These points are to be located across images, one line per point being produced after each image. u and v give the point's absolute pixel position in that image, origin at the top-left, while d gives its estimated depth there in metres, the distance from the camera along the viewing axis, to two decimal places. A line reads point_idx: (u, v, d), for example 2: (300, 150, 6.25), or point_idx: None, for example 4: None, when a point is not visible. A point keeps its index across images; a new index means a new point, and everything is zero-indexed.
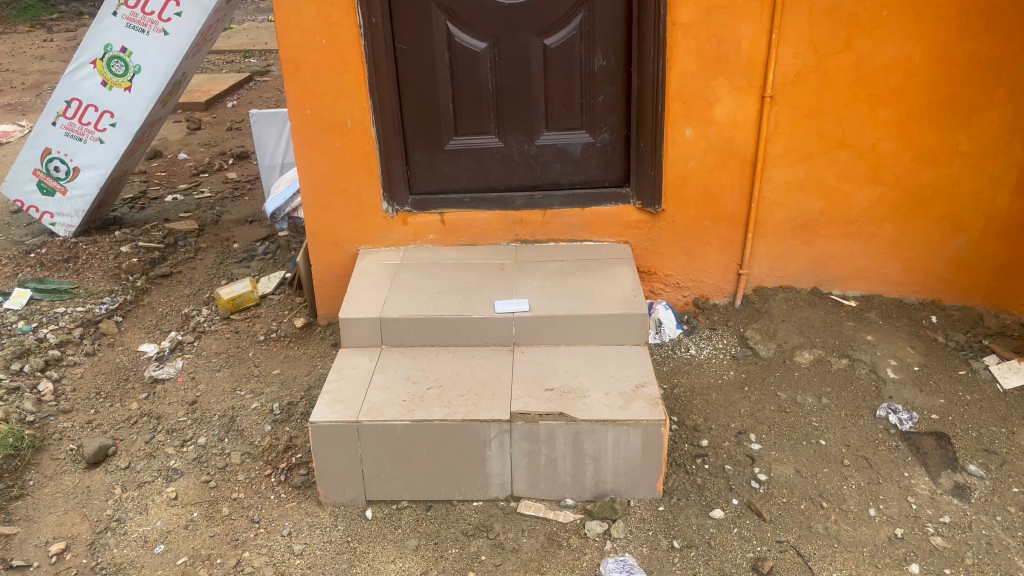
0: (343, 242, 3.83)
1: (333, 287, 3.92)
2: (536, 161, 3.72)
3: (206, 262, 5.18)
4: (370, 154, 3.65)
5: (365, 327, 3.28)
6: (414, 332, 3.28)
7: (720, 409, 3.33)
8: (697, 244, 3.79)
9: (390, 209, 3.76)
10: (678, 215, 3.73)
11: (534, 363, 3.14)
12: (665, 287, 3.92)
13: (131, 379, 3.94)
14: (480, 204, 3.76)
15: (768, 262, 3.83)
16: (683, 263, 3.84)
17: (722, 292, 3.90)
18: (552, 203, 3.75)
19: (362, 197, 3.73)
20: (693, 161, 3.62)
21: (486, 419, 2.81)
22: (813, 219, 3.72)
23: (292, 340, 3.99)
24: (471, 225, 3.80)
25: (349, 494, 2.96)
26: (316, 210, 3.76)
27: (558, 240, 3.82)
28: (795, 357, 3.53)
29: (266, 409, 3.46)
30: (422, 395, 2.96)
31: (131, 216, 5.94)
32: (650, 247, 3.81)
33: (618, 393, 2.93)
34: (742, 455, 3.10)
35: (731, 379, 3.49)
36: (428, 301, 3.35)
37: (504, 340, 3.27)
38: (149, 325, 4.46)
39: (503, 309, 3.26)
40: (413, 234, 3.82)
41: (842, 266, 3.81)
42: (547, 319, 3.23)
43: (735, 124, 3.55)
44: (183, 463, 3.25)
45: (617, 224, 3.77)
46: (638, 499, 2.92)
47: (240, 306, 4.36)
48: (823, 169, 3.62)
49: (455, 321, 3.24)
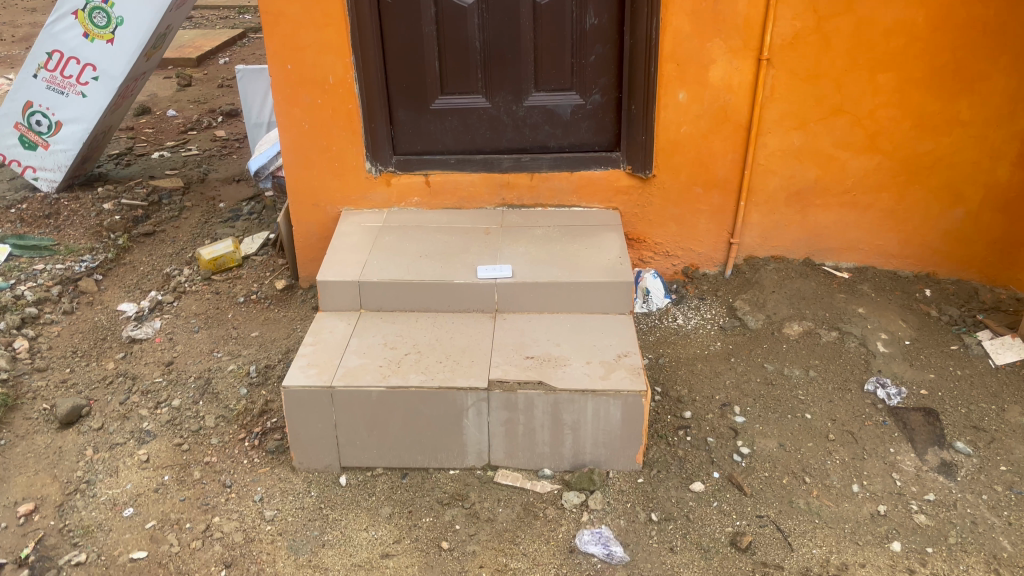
0: (325, 202, 3.73)
1: (314, 249, 3.83)
2: (524, 122, 3.61)
3: (190, 221, 5.09)
4: (353, 112, 3.54)
5: (344, 291, 3.19)
6: (394, 296, 3.19)
7: (705, 380, 3.26)
8: (688, 212, 3.70)
9: (373, 169, 3.66)
10: (669, 181, 3.63)
11: (514, 331, 3.07)
12: (654, 256, 3.82)
13: (109, 339, 3.87)
14: (465, 166, 3.66)
15: (760, 232, 3.73)
16: (673, 231, 3.74)
17: (713, 262, 3.80)
18: (540, 166, 3.65)
19: (344, 156, 3.63)
20: (686, 126, 3.52)
21: (463, 387, 2.75)
22: (807, 187, 3.62)
23: (273, 302, 3.85)
24: (457, 188, 3.70)
25: (323, 459, 2.90)
26: (298, 169, 3.66)
27: (545, 205, 3.73)
28: (784, 329, 3.45)
29: (243, 371, 3.37)
30: (399, 361, 2.90)
31: (116, 172, 5.83)
32: (640, 214, 3.71)
33: (599, 362, 2.87)
34: (725, 428, 3.03)
35: (718, 350, 3.41)
36: (409, 265, 3.27)
37: (486, 307, 3.19)
38: (129, 285, 4.38)
39: (485, 275, 3.17)
40: (396, 195, 3.72)
41: (837, 237, 3.72)
42: (530, 286, 3.15)
43: (730, 87, 3.44)
44: (156, 424, 3.18)
45: (606, 189, 3.67)
46: (618, 470, 2.86)
47: (222, 267, 4.28)
48: (819, 136, 3.51)
49: (435, 286, 3.16)
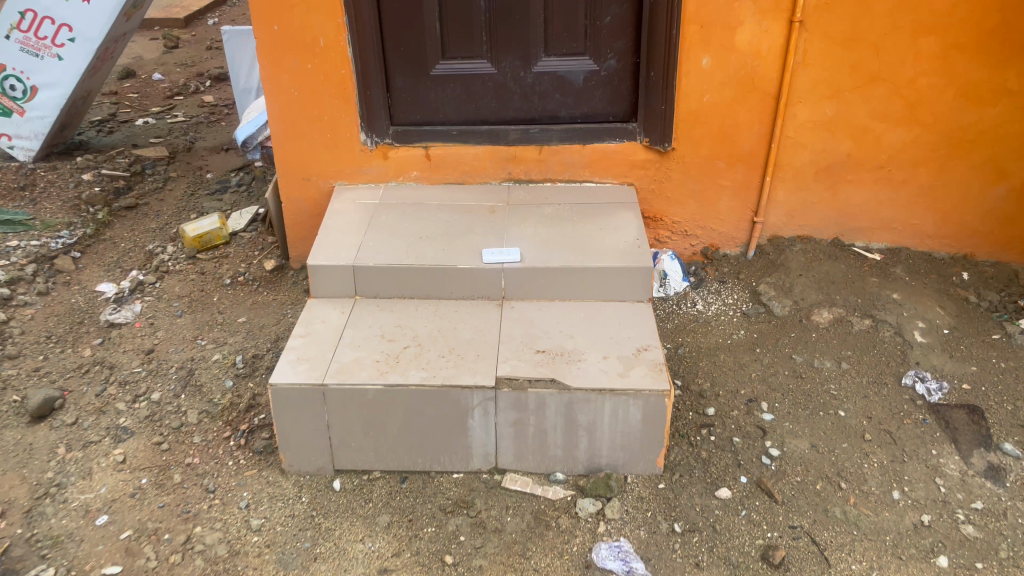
0: (317, 177, 3.45)
1: (306, 227, 3.56)
2: (533, 90, 3.32)
3: (176, 193, 4.81)
4: (346, 79, 3.25)
5: (337, 276, 2.93)
6: (392, 282, 2.93)
7: (729, 372, 3.01)
8: (709, 188, 3.43)
9: (368, 141, 3.38)
10: (689, 154, 3.35)
11: (523, 321, 2.82)
12: (671, 235, 3.55)
13: (86, 323, 3.61)
14: (469, 138, 3.37)
15: (786, 210, 3.46)
16: (692, 208, 3.47)
17: (734, 242, 3.54)
18: (550, 138, 3.36)
19: (338, 127, 3.34)
20: (709, 94, 3.23)
21: (468, 385, 2.50)
22: (839, 162, 3.34)
23: (262, 285, 3.58)
24: (459, 161, 3.42)
25: (315, 462, 2.66)
26: (287, 141, 3.38)
27: (555, 180, 3.45)
28: (813, 316, 3.20)
29: (228, 361, 3.12)
30: (398, 355, 2.64)
31: (97, 140, 5.53)
32: (657, 190, 3.44)
33: (617, 357, 2.62)
34: (752, 427, 2.79)
35: (742, 339, 3.16)
36: (408, 247, 3.01)
37: (492, 294, 2.94)
38: (109, 263, 4.11)
39: (490, 259, 2.91)
40: (394, 169, 3.44)
41: (868, 216, 3.45)
42: (540, 271, 2.89)
43: (758, 52, 3.14)
44: (134, 420, 2.93)
45: (621, 164, 3.39)
46: (636, 475, 2.62)
47: (208, 245, 4.00)
48: (854, 106, 3.22)
49: (437, 271, 2.90)
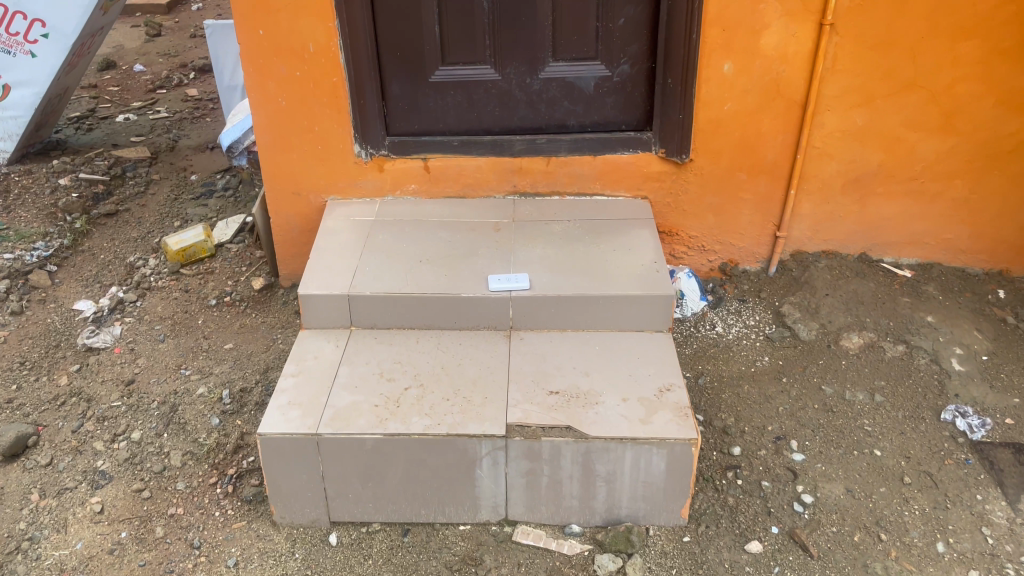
0: (307, 191, 3.21)
1: (296, 244, 3.32)
2: (539, 97, 3.08)
3: (158, 199, 4.56)
4: (338, 86, 3.00)
5: (331, 306, 2.69)
6: (390, 312, 2.70)
7: (754, 406, 2.80)
8: (729, 201, 3.20)
9: (362, 152, 3.13)
10: (708, 166, 3.12)
11: (534, 355, 2.60)
12: (687, 250, 3.32)
13: (62, 347, 3.36)
14: (471, 149, 3.13)
15: (811, 224, 3.23)
16: (711, 223, 3.24)
17: (755, 257, 3.31)
18: (558, 149, 3.12)
19: (329, 138, 3.10)
20: (731, 102, 2.99)
21: (476, 434, 2.28)
22: (868, 173, 3.11)
23: (250, 306, 3.34)
24: (461, 173, 3.18)
25: (310, 514, 2.44)
26: (274, 153, 3.13)
27: (563, 193, 3.22)
28: (842, 342, 2.98)
29: (214, 396, 2.88)
30: (398, 397, 2.42)
31: (76, 138, 5.25)
32: (673, 204, 3.21)
33: (638, 399, 2.40)
34: (782, 469, 2.58)
35: (766, 367, 2.94)
36: (408, 273, 2.78)
37: (498, 324, 2.71)
38: (88, 278, 3.86)
39: (497, 287, 2.68)
40: (390, 182, 3.19)
41: (898, 230, 3.23)
42: (551, 300, 2.66)
43: (785, 57, 2.90)
44: (113, 463, 2.70)
45: (634, 176, 3.16)
46: (658, 526, 2.42)
47: (192, 259, 3.77)
48: (886, 114, 2.99)
49: (439, 300, 2.67)
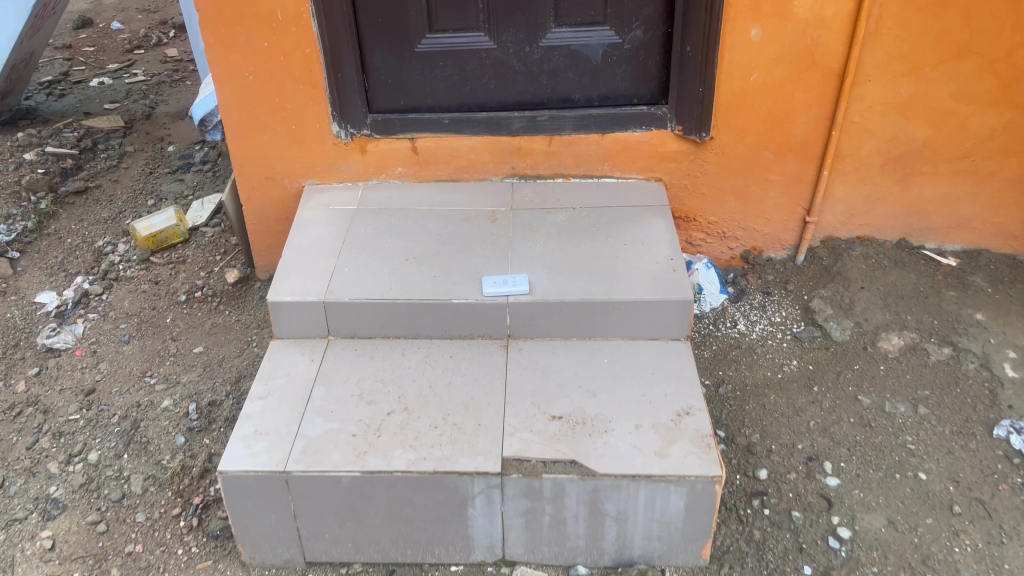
0: (282, 176, 2.87)
1: (272, 233, 2.99)
2: (540, 68, 2.72)
3: (132, 174, 4.23)
4: (312, 59, 2.64)
5: (305, 314, 2.38)
6: (372, 320, 2.39)
7: (782, 420, 2.50)
8: (753, 183, 2.85)
9: (341, 132, 2.79)
10: (731, 144, 2.77)
11: (534, 370, 2.29)
12: (706, 237, 2.99)
13: (20, 346, 3.05)
14: (464, 127, 2.79)
15: (846, 207, 2.89)
16: (733, 207, 2.90)
17: (781, 244, 2.98)
18: (561, 127, 2.78)
19: (304, 116, 2.76)
20: (758, 72, 2.63)
21: (467, 471, 1.99)
22: (912, 151, 2.76)
23: (223, 301, 3.03)
24: (453, 154, 2.84)
25: (282, 554, 2.16)
26: (243, 134, 2.79)
27: (568, 175, 2.89)
28: (880, 343, 2.67)
29: (180, 410, 2.58)
30: (380, 424, 2.13)
31: (46, 106, 4.90)
32: (690, 186, 2.87)
33: (653, 425, 2.10)
34: (816, 497, 2.29)
35: (795, 373, 2.63)
36: (392, 274, 2.46)
37: (494, 333, 2.40)
38: (52, 266, 3.55)
39: (492, 292, 2.36)
40: (374, 165, 2.86)
41: (943, 214, 2.88)
42: (553, 306, 2.35)
43: (821, 21, 2.52)
44: (66, 490, 2.42)
45: (647, 156, 2.82)
46: (676, 567, 2.14)
47: (164, 245, 3.45)
48: (935, 85, 2.62)
49: (427, 307, 2.36)
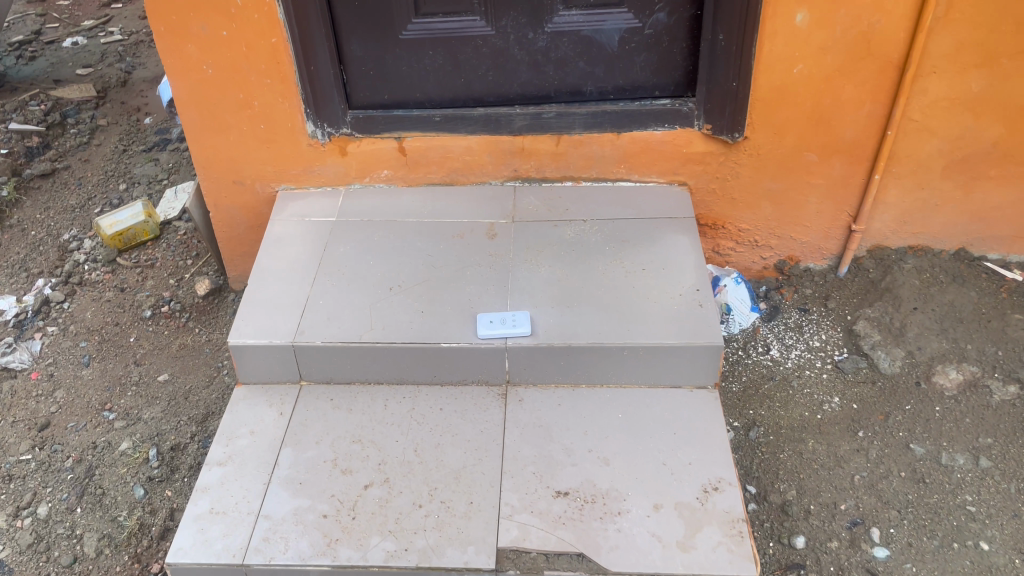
0: (252, 180, 2.53)
1: (244, 241, 2.66)
2: (546, 57, 2.33)
3: (104, 151, 3.88)
4: (279, 50, 2.27)
5: (273, 359, 2.06)
6: (350, 365, 2.07)
7: (823, 472, 2.18)
8: (792, 187, 2.48)
9: (318, 132, 2.43)
10: (767, 144, 2.39)
11: (537, 427, 1.97)
12: (735, 245, 2.63)
13: None
14: (458, 125, 2.42)
15: (898, 214, 2.51)
16: (768, 213, 2.54)
17: (821, 253, 2.62)
18: (570, 125, 2.40)
19: (274, 114, 2.39)
20: (803, 64, 2.23)
21: (455, 567, 1.69)
22: (979, 153, 2.36)
23: (192, 317, 2.72)
24: (446, 156, 2.47)
25: None
26: (206, 134, 2.43)
27: (578, 179, 2.52)
28: (935, 378, 2.32)
29: (139, 456, 2.29)
30: (356, 500, 1.83)
31: (14, 70, 4.52)
32: (719, 190, 2.50)
33: (675, 506, 1.78)
34: (862, 572, 1.97)
35: (837, 413, 2.31)
36: (373, 308, 2.13)
37: (491, 379, 2.08)
38: (13, 264, 3.20)
39: (487, 334, 2.02)
40: (357, 168, 2.50)
41: (1010, 222, 2.50)
42: (559, 351, 2.01)
43: (881, 4, 2.11)
44: (13, 551, 2.11)
45: (670, 157, 2.44)
46: None
47: (132, 243, 3.12)
48: (1013, 78, 2.21)
49: (413, 352, 2.03)
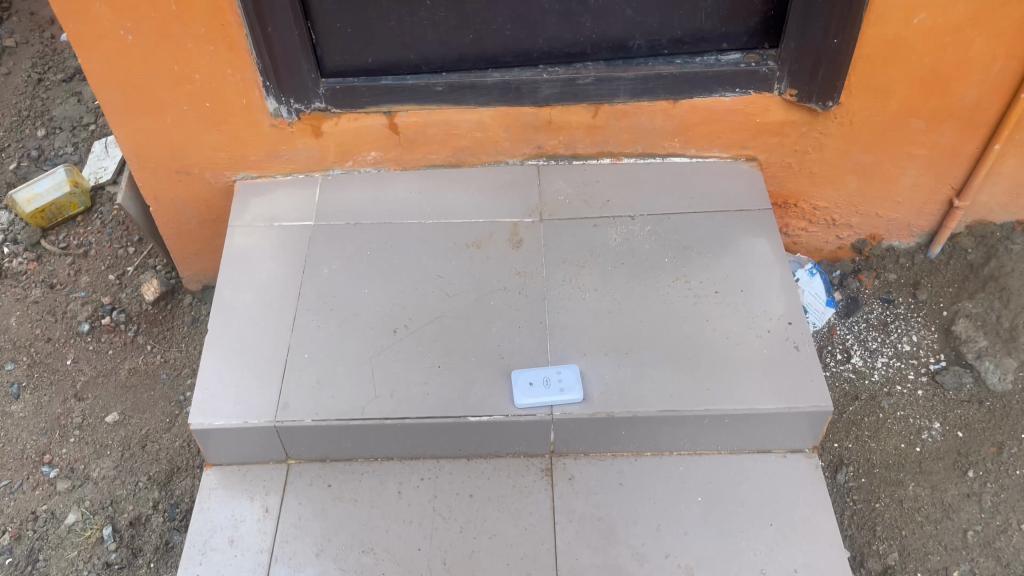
0: (200, 168, 1.96)
1: (197, 237, 2.12)
2: (582, 5, 1.74)
3: (15, 81, 3.20)
4: (222, 7, 1.66)
5: (251, 440, 1.59)
6: (351, 442, 1.61)
7: (929, 527, 1.80)
8: (887, 160, 1.97)
9: (281, 109, 1.86)
10: (864, 112, 1.86)
11: (597, 522, 1.54)
12: (808, 225, 2.16)
13: None
14: (467, 95, 1.85)
15: (1013, 185, 2.03)
16: (852, 189, 2.04)
17: (909, 231, 2.15)
18: (613, 92, 1.84)
19: (220, 89, 1.80)
20: (927, 13, 1.66)
21: None
22: None
23: (143, 331, 2.21)
24: (451, 132, 1.93)
25: None
26: (133, 116, 1.84)
27: (618, 155, 1.99)
28: None
29: (91, 535, 1.84)
30: None
31: None
32: (796, 165, 1.99)
33: None
34: None
35: (940, 445, 1.91)
36: (374, 365, 1.64)
37: (532, 450, 1.63)
38: None
39: (528, 403, 1.56)
40: (336, 150, 1.95)
41: None
42: (621, 422, 1.56)
43: None
44: None
45: (737, 129, 1.91)
46: None
47: (58, 219, 2.55)
48: None
49: (433, 430, 1.57)
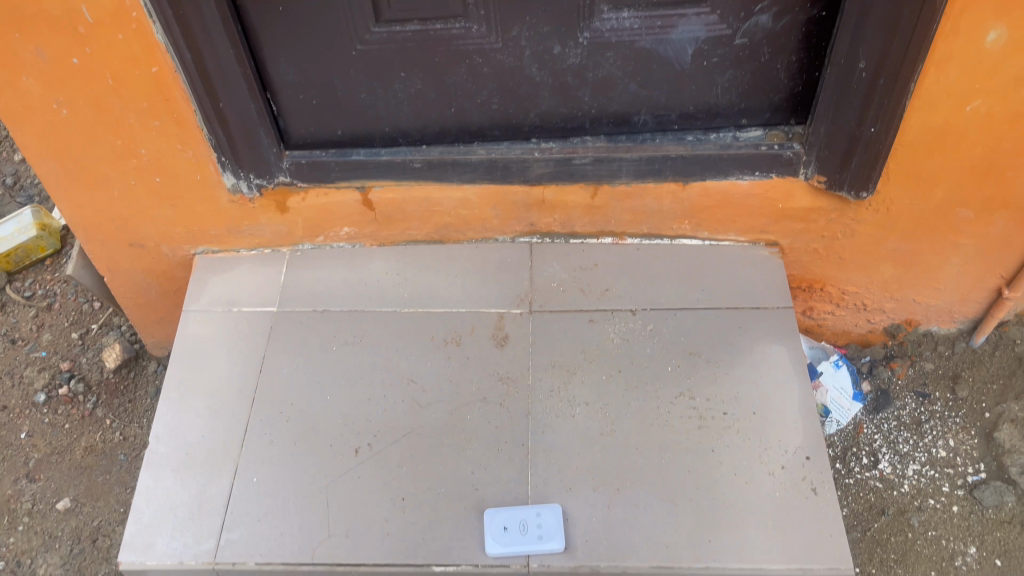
0: (155, 241, 1.77)
1: (157, 307, 1.94)
2: (579, 78, 1.51)
3: None
4: (165, 80, 1.45)
5: None
6: None
7: None
8: (928, 249, 1.72)
9: (240, 185, 1.65)
10: (904, 200, 1.61)
11: None
12: (834, 308, 1.92)
13: None
14: (448, 171, 1.63)
15: None
16: (886, 275, 1.80)
17: (950, 318, 1.89)
18: (614, 172, 1.62)
19: (169, 164, 1.60)
20: (983, 99, 1.40)
21: None
22: None
23: (103, 404, 2.06)
24: (433, 209, 1.72)
25: None
26: (75, 190, 1.64)
27: (621, 234, 1.77)
28: None
29: None
30: None
31: None
32: (823, 250, 1.76)
33: None
34: None
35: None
36: (331, 494, 1.45)
37: None
38: None
39: (500, 553, 1.36)
40: (304, 225, 1.75)
41: None
42: None
43: None
44: None
45: (756, 212, 1.68)
46: None
47: (25, 263, 2.38)
48: None
49: None
